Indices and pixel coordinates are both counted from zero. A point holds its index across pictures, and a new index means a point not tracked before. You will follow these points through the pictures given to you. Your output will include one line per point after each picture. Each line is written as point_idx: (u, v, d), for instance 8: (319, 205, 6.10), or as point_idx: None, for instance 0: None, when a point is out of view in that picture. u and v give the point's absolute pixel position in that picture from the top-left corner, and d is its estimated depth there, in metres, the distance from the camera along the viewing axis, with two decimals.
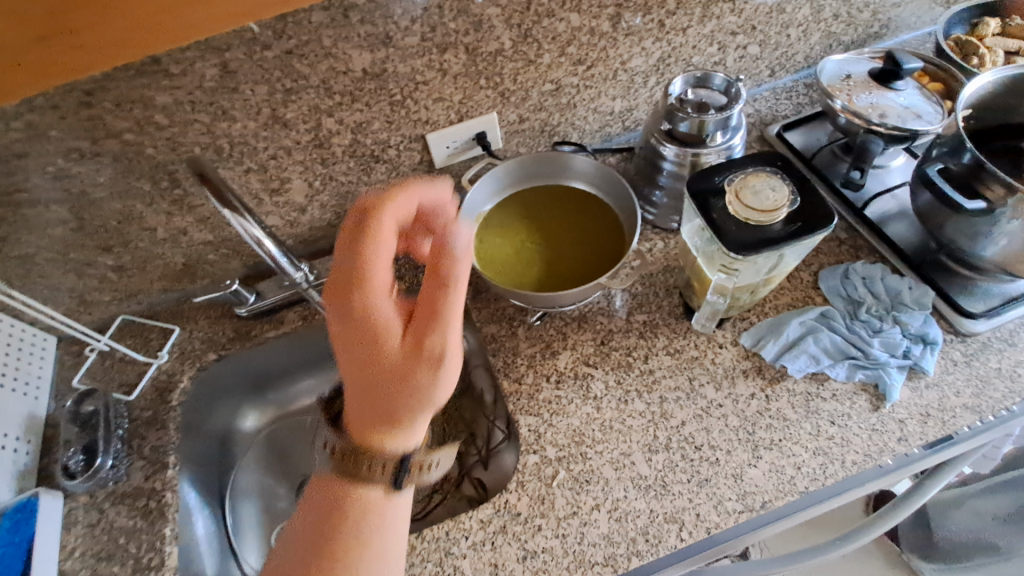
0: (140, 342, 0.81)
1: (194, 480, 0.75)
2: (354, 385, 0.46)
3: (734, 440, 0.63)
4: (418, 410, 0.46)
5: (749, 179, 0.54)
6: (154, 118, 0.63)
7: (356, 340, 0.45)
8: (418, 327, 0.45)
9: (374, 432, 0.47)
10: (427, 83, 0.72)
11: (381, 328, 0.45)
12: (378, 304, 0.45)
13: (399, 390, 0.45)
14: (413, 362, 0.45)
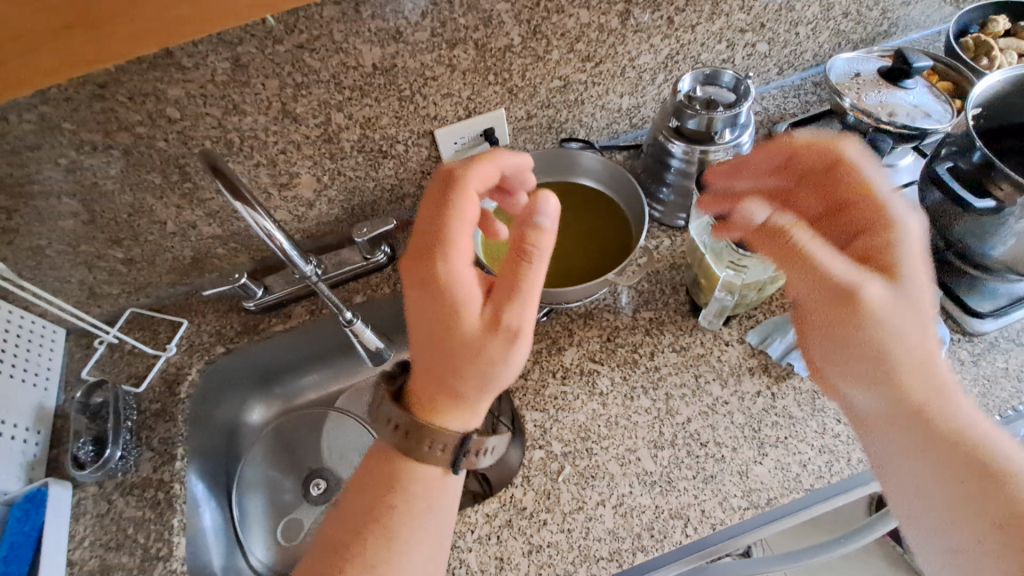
0: (148, 334, 0.82)
1: (200, 472, 0.75)
2: (427, 354, 0.47)
3: (740, 438, 0.63)
4: (486, 385, 0.47)
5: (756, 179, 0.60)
6: (166, 111, 0.63)
7: (435, 306, 0.46)
8: (499, 302, 0.46)
9: (438, 404, 0.47)
10: (436, 79, 0.72)
11: (463, 298, 0.46)
12: (462, 275, 0.47)
13: (471, 360, 0.46)
14: (489, 336, 0.46)
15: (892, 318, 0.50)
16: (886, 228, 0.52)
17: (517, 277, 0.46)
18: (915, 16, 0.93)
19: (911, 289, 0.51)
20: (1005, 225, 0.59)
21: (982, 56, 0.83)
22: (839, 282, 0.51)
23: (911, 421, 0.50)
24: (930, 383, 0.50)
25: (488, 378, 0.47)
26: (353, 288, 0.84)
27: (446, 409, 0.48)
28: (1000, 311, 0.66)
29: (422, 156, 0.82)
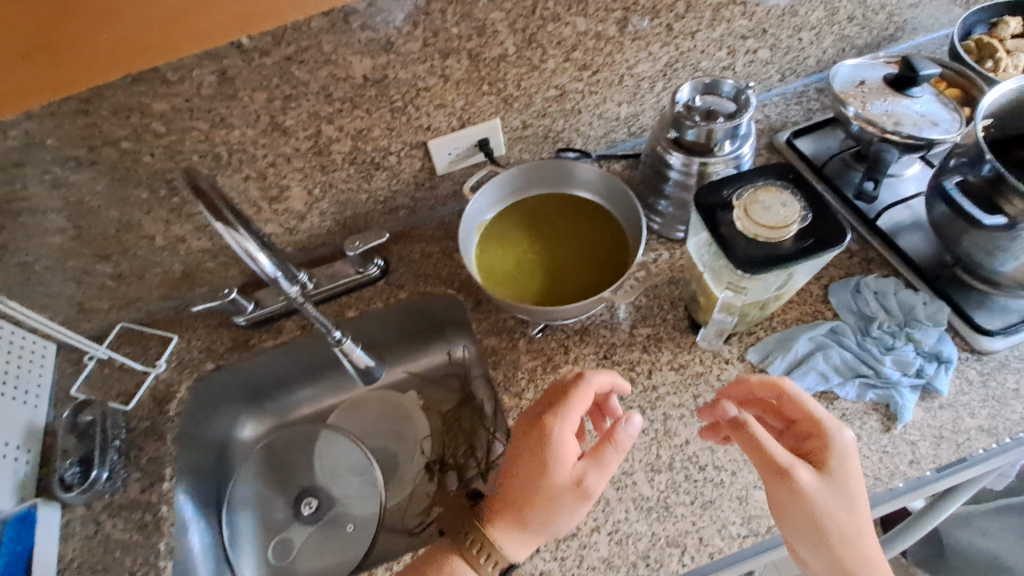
0: (139, 350, 0.81)
1: (189, 491, 0.75)
2: (513, 493, 0.54)
3: (740, 461, 0.61)
4: (545, 533, 0.54)
5: (760, 192, 0.51)
6: (151, 126, 0.62)
7: (535, 461, 0.55)
8: (586, 469, 0.54)
9: (501, 531, 0.54)
10: (428, 90, 0.70)
11: (557, 457, 0.54)
12: (565, 439, 0.55)
13: (547, 509, 0.53)
14: (566, 495, 0.53)
15: (838, 517, 0.48)
16: (828, 440, 0.52)
17: (604, 454, 0.55)
18: (923, 20, 0.91)
19: (853, 495, 0.50)
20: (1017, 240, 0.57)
21: (987, 59, 0.81)
22: (779, 473, 0.50)
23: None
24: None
25: (549, 527, 0.54)
26: (344, 302, 0.82)
27: (508, 540, 0.54)
28: (1009, 329, 0.64)
29: (415, 167, 0.80)
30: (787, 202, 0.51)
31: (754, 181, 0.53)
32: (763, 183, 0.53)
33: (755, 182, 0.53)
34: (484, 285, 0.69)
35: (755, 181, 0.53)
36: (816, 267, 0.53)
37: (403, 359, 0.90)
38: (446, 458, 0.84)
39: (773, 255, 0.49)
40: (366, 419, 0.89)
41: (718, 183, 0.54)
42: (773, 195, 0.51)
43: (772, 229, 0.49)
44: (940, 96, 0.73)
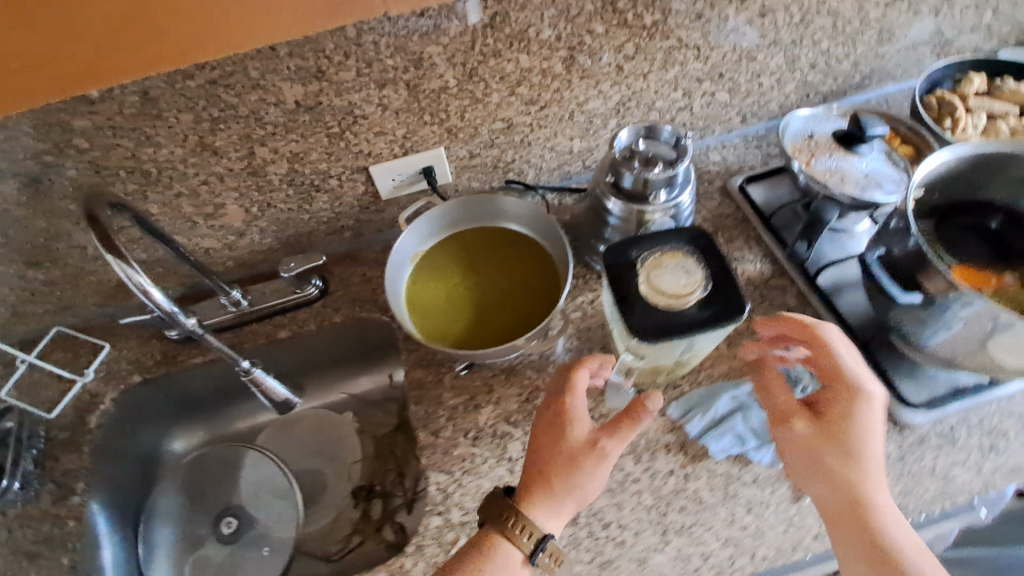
0: (70, 357, 0.80)
1: (106, 505, 0.74)
2: (537, 454, 0.57)
3: (645, 521, 0.61)
4: (574, 500, 0.55)
5: (666, 256, 0.51)
6: (74, 142, 0.61)
7: (556, 425, 0.58)
8: (597, 434, 0.56)
9: (528, 502, 0.55)
10: (366, 117, 0.69)
11: (572, 428, 0.57)
12: (578, 411, 0.58)
13: (569, 469, 0.55)
14: (583, 459, 0.55)
15: (829, 447, 0.54)
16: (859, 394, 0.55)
17: (619, 422, 0.56)
18: (891, 69, 0.89)
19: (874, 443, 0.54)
20: (950, 310, 0.57)
21: (947, 116, 0.78)
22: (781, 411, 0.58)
23: (865, 559, 0.51)
24: (885, 526, 0.51)
25: (573, 496, 0.55)
26: (279, 322, 0.81)
27: (537, 502, 0.55)
28: (933, 403, 0.64)
29: (358, 191, 0.79)
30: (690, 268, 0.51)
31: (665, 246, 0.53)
32: (671, 247, 0.52)
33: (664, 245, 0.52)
34: (410, 322, 0.69)
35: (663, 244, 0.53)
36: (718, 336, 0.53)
37: (342, 381, 0.91)
38: (374, 483, 0.84)
39: (670, 322, 0.48)
40: (298, 438, 0.89)
41: (629, 242, 0.54)
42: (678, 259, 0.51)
43: (673, 296, 0.49)
44: (891, 152, 0.72)
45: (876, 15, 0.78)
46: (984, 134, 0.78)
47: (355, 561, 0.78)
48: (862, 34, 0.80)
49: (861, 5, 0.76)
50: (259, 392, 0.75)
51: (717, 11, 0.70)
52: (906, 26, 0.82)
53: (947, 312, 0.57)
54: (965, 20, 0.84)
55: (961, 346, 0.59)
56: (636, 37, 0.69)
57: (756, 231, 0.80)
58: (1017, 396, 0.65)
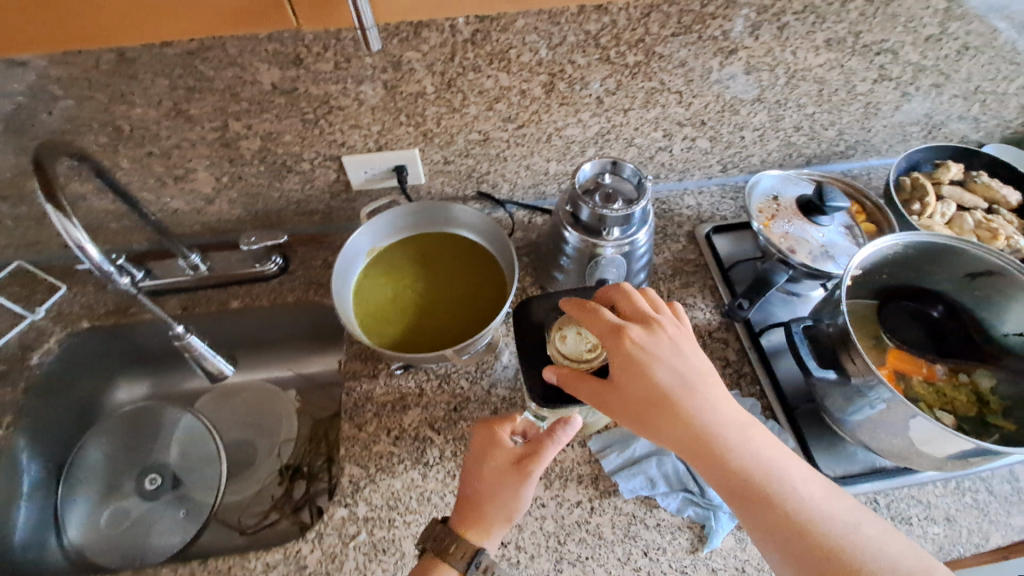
0: (25, 293, 0.81)
1: (34, 442, 0.76)
2: (467, 478, 0.57)
3: (542, 547, 0.61)
4: (505, 519, 0.55)
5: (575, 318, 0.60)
6: (49, 88, 0.62)
7: (482, 448, 0.57)
8: (520, 455, 0.56)
9: (460, 527, 0.55)
10: (342, 109, 0.70)
11: (496, 449, 0.57)
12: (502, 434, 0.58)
13: (498, 490, 0.55)
14: (508, 481, 0.55)
15: (649, 396, 0.51)
16: (656, 331, 0.54)
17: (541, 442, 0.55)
18: (875, 143, 0.89)
19: (689, 373, 0.52)
20: (873, 390, 0.57)
21: (916, 201, 0.79)
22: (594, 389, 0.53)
23: (741, 497, 0.49)
24: (732, 448, 0.49)
25: (502, 516, 0.55)
26: (233, 292, 0.83)
27: (469, 525, 0.55)
28: (846, 479, 0.64)
29: (330, 178, 0.79)
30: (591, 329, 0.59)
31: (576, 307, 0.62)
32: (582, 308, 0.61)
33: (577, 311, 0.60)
34: (351, 315, 0.70)
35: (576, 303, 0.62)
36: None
37: (291, 358, 0.93)
38: (301, 465, 0.84)
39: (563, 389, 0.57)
40: (236, 408, 0.91)
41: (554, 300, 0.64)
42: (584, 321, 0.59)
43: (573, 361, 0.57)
44: (851, 226, 0.73)
45: (863, 89, 0.79)
46: (949, 224, 0.78)
47: (266, 538, 0.79)
48: (849, 105, 0.81)
49: (848, 78, 0.76)
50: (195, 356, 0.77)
51: (702, 62, 0.71)
52: (893, 105, 0.82)
53: (870, 393, 0.57)
54: (953, 108, 0.85)
55: (879, 428, 0.60)
56: (618, 74, 0.70)
57: (713, 281, 0.81)
58: (928, 485, 0.66)
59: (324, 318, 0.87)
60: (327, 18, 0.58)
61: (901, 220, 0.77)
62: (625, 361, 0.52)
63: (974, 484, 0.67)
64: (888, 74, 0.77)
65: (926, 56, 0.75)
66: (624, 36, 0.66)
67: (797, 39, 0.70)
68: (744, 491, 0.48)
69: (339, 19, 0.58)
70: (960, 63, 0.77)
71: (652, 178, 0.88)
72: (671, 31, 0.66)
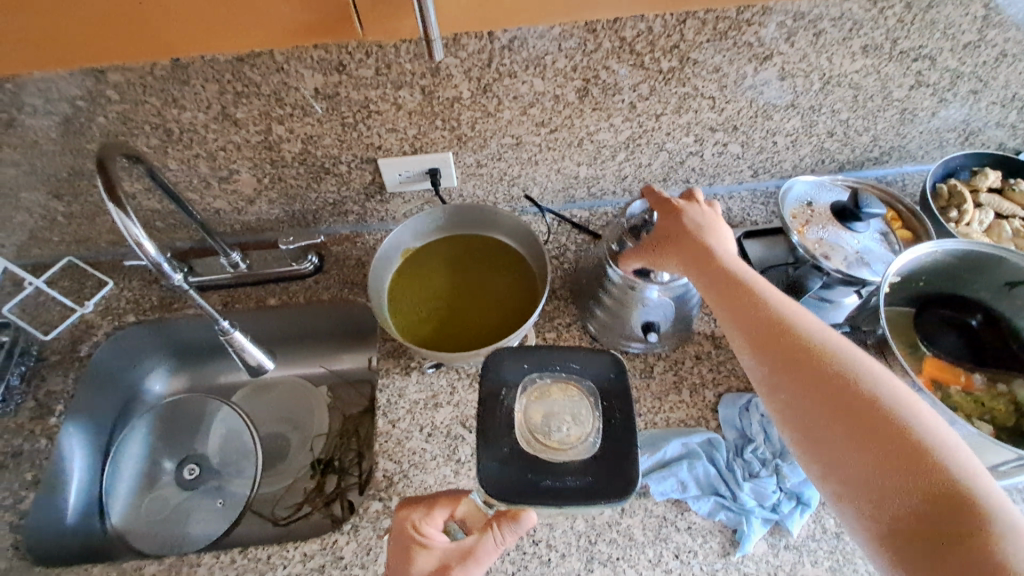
0: (76, 288, 0.85)
1: (81, 428, 0.80)
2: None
3: (573, 545, 0.62)
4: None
5: (553, 388, 0.49)
6: (106, 92, 0.65)
7: (403, 551, 0.53)
8: (453, 557, 0.52)
9: None
10: (381, 113, 0.72)
11: (422, 551, 0.52)
12: (430, 531, 0.53)
13: None
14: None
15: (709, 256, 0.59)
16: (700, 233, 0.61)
17: (480, 542, 0.52)
18: (910, 150, 0.89)
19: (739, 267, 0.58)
20: None
21: (954, 208, 0.78)
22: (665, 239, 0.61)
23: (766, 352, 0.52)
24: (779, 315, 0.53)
25: None
26: (271, 289, 0.86)
27: None
28: None
29: (365, 180, 0.81)
30: (577, 405, 0.48)
31: (569, 377, 0.49)
32: (564, 375, 0.49)
33: (559, 373, 0.50)
34: (387, 314, 0.72)
35: (559, 368, 0.50)
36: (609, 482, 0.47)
37: (323, 355, 0.95)
38: (332, 459, 0.86)
39: (547, 488, 0.44)
40: (271, 403, 0.94)
41: (531, 358, 0.50)
42: (566, 394, 0.48)
43: (547, 447, 0.46)
44: (886, 233, 0.72)
45: (899, 95, 0.78)
46: (987, 232, 0.78)
47: (299, 529, 0.81)
48: (884, 111, 0.81)
49: (884, 84, 0.76)
50: (236, 353, 0.79)
51: (736, 67, 0.71)
52: (930, 112, 0.82)
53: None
54: (991, 115, 0.83)
55: None
56: (651, 80, 0.71)
57: None
58: None
59: (357, 316, 0.89)
60: (388, 26, 0.59)
61: (937, 226, 0.77)
62: (672, 254, 0.60)
63: (1012, 495, 0.66)
64: (925, 80, 0.76)
65: (964, 63, 0.74)
66: (658, 42, 0.66)
67: (832, 46, 0.70)
68: (815, 387, 0.48)
69: (401, 30, 0.59)
70: (999, 70, 0.76)
71: (683, 183, 0.88)
72: (706, 38, 0.67)
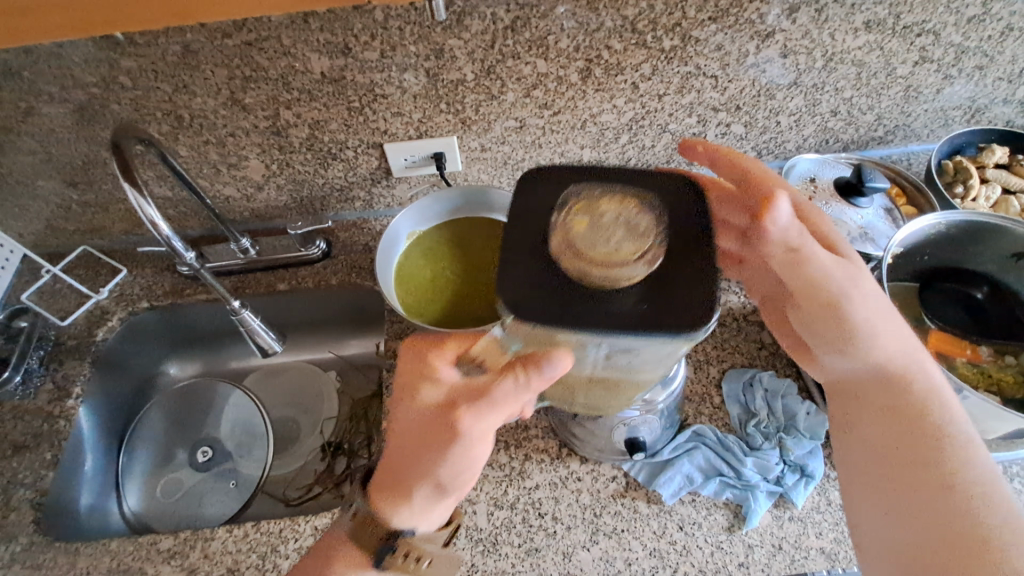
0: (90, 275, 0.87)
1: (95, 412, 0.82)
2: (394, 432, 0.49)
3: (578, 518, 0.63)
4: (436, 483, 0.47)
5: (603, 205, 0.44)
6: (119, 79, 0.67)
7: (407, 392, 0.49)
8: (462, 396, 0.47)
9: (375, 489, 0.49)
10: (386, 97, 0.73)
11: (431, 390, 0.49)
12: (440, 366, 0.50)
13: (419, 445, 0.47)
14: (438, 427, 0.46)
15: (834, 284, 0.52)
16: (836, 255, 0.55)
17: (497, 383, 0.45)
18: (916, 129, 0.88)
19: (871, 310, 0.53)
20: None
21: (960, 183, 0.78)
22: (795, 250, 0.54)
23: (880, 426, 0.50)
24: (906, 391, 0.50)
25: (429, 484, 0.47)
26: (280, 275, 0.88)
27: (388, 505, 0.48)
28: None
29: (371, 165, 0.82)
30: (631, 220, 0.43)
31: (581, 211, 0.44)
32: (618, 194, 0.45)
33: (611, 189, 0.45)
34: (394, 294, 0.74)
35: (611, 186, 0.45)
36: (656, 354, 0.44)
37: (332, 341, 0.97)
38: (342, 441, 0.88)
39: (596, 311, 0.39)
40: (283, 387, 0.96)
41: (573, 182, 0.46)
42: (619, 214, 0.44)
43: (595, 263, 0.41)
44: (891, 208, 0.73)
45: (904, 72, 0.78)
46: (994, 207, 0.78)
47: (310, 508, 0.83)
48: (888, 89, 0.80)
49: (888, 60, 0.76)
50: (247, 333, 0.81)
51: (738, 46, 0.71)
52: (936, 88, 0.81)
53: None
54: (998, 92, 0.83)
55: None
56: (654, 59, 0.72)
57: None
58: None
59: (365, 301, 0.90)
60: None
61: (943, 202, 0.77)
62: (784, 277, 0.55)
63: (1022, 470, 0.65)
64: (929, 56, 0.76)
65: (969, 38, 0.74)
66: (660, 20, 0.67)
67: (835, 21, 0.70)
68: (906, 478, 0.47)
69: None
70: (1004, 45, 0.76)
71: (686, 165, 0.89)
72: (708, 16, 0.67)
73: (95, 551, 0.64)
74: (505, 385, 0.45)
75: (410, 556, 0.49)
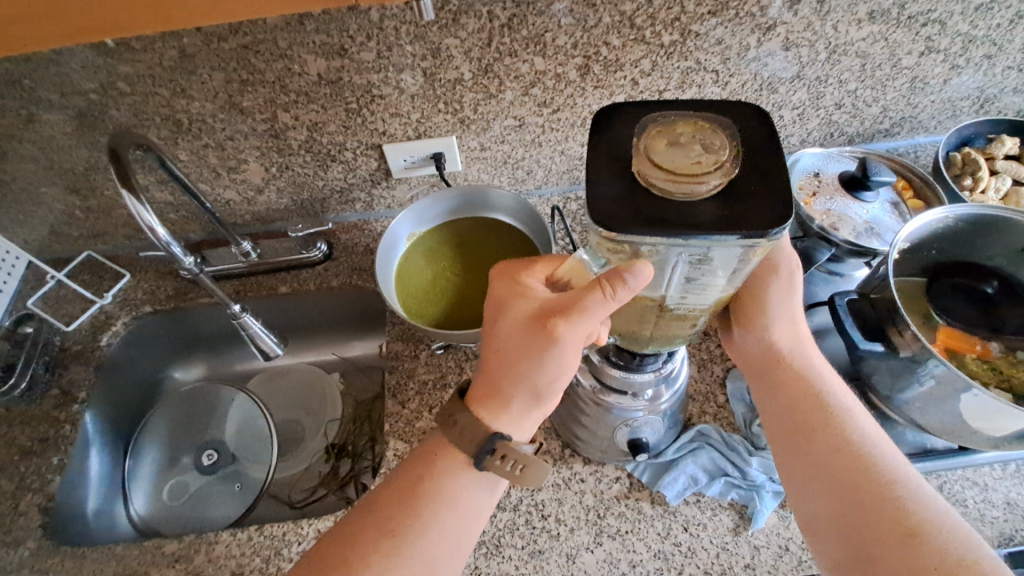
0: (94, 281, 0.88)
1: (101, 417, 0.83)
2: (487, 348, 0.49)
3: (581, 520, 0.62)
4: (530, 392, 0.48)
5: (680, 124, 0.39)
6: (118, 85, 0.67)
7: (497, 311, 0.49)
8: (555, 307, 0.45)
9: (473, 401, 0.49)
10: (383, 98, 0.72)
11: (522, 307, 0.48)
12: (532, 282, 0.50)
13: (514, 357, 0.47)
14: (533, 339, 0.46)
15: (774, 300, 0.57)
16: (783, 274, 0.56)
17: (585, 294, 0.43)
18: (923, 120, 0.87)
19: (796, 351, 0.57)
20: (923, 366, 0.56)
21: (968, 175, 0.77)
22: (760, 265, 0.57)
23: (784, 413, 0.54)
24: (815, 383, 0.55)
25: (527, 392, 0.48)
26: (282, 278, 0.88)
27: (488, 413, 0.48)
28: None
29: (371, 166, 0.82)
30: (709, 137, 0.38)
31: (618, 151, 0.39)
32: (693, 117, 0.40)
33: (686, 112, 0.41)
34: (394, 296, 0.73)
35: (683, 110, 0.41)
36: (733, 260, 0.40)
37: (335, 342, 0.97)
38: (346, 444, 0.88)
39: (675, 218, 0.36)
40: (286, 390, 0.96)
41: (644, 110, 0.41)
42: (696, 131, 0.39)
43: (676, 176, 0.36)
44: (897, 203, 0.71)
45: (909, 63, 0.77)
46: (1004, 199, 0.77)
47: (314, 511, 0.83)
48: (894, 80, 0.79)
49: (893, 51, 0.74)
50: (248, 337, 0.81)
51: (738, 39, 0.70)
52: (942, 79, 0.80)
53: (920, 368, 0.57)
54: (1007, 81, 0.81)
55: (929, 404, 0.59)
56: (653, 54, 0.71)
57: None
58: (985, 467, 0.64)
59: (367, 303, 0.90)
60: None
61: (951, 195, 0.75)
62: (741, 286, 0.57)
63: None
64: (935, 46, 0.74)
65: (976, 26, 0.73)
66: (659, 15, 0.66)
67: (837, 12, 0.69)
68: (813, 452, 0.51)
69: None
70: (1013, 32, 0.74)
71: None
72: (708, 10, 0.66)
73: (102, 555, 0.64)
74: (598, 296, 0.42)
75: (506, 457, 0.47)
